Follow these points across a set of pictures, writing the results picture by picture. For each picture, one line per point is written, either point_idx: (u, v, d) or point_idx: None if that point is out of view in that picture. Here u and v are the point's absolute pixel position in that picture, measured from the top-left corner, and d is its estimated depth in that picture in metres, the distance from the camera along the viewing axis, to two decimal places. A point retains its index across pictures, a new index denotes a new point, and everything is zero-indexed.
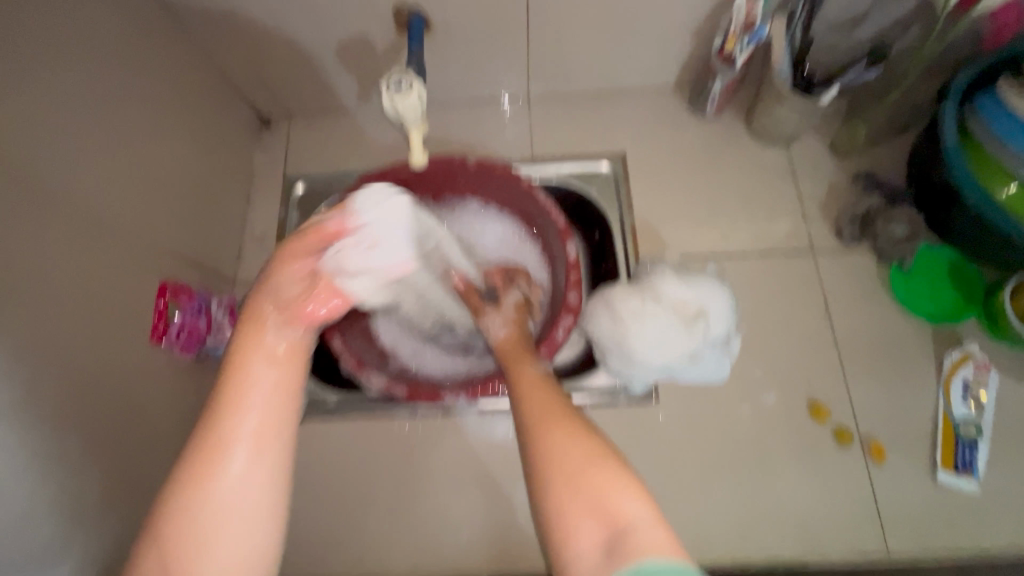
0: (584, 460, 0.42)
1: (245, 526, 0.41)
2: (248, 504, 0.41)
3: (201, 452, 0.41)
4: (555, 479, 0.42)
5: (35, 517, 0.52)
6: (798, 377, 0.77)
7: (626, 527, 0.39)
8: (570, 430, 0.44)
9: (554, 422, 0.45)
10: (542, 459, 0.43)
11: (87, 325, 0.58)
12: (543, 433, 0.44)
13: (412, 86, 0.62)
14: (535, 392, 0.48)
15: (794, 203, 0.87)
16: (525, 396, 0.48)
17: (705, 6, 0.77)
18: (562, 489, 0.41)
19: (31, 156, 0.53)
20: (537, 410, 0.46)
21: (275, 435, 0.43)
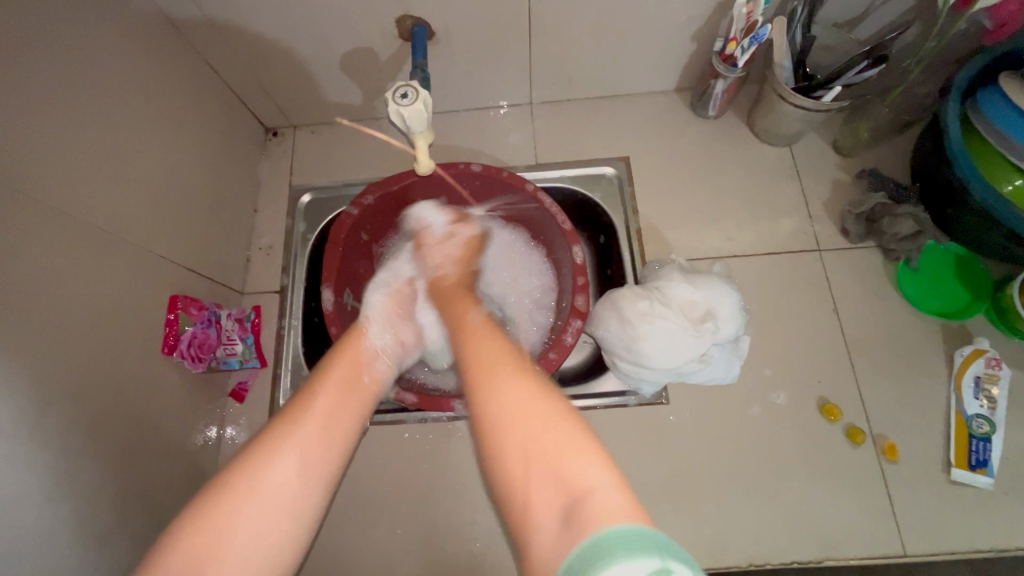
0: (539, 421, 0.40)
1: (274, 517, 0.42)
2: (288, 500, 0.43)
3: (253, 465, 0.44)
4: (510, 454, 0.40)
5: (52, 534, 0.52)
6: (809, 376, 0.77)
7: (581, 494, 0.35)
8: (516, 391, 0.42)
9: (500, 382, 0.44)
10: (489, 422, 0.42)
11: (98, 340, 0.58)
12: (485, 395, 0.43)
13: (417, 93, 0.62)
14: (481, 345, 0.49)
15: (799, 202, 0.87)
16: (466, 355, 0.49)
17: (705, 9, 0.78)
18: (515, 463, 0.39)
19: (42, 174, 0.53)
20: (483, 373, 0.45)
21: (329, 450, 0.47)
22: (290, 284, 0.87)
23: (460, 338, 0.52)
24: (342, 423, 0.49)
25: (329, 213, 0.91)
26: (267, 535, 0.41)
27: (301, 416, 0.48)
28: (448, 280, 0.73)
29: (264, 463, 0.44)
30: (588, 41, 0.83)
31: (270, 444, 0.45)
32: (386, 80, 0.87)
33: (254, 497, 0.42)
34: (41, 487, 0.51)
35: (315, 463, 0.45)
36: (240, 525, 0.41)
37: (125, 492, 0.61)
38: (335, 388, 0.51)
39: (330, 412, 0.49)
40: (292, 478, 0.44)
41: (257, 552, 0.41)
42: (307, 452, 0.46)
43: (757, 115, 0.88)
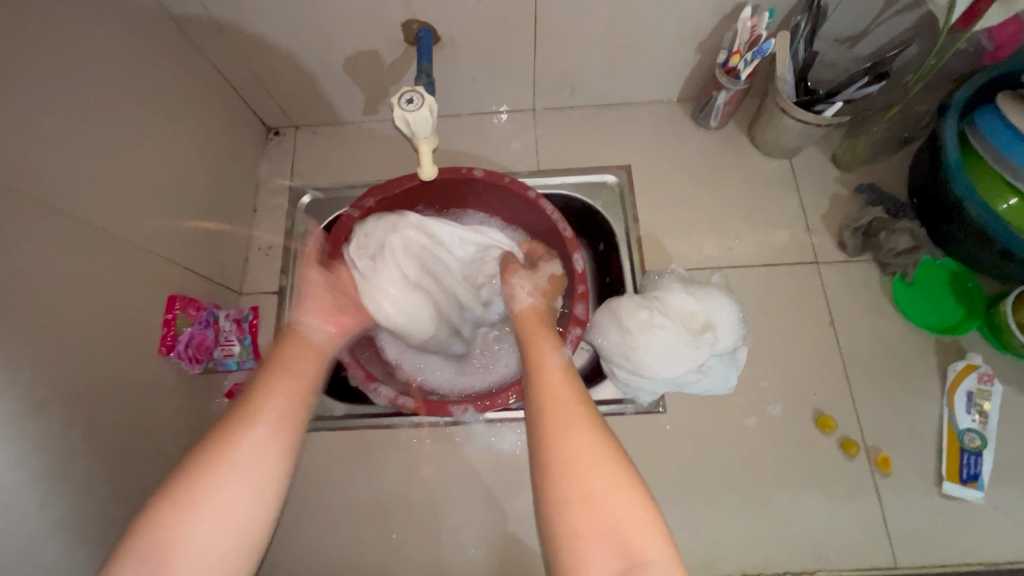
0: (608, 478, 0.43)
1: (242, 507, 0.44)
2: (241, 494, 0.44)
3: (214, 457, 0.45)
4: (574, 500, 0.43)
5: (44, 538, 0.51)
6: (805, 388, 0.78)
7: (638, 563, 0.40)
8: (592, 443, 0.45)
9: (579, 434, 0.46)
10: (560, 467, 0.44)
11: (94, 341, 0.58)
12: (559, 440, 0.46)
13: (422, 100, 0.62)
14: (562, 392, 0.51)
15: (797, 215, 0.88)
16: (547, 394, 0.51)
17: (710, 21, 0.78)
18: (580, 512, 0.42)
19: (40, 172, 0.53)
20: (563, 419, 0.48)
21: (279, 442, 0.48)
22: (288, 285, 0.87)
23: (538, 382, 0.53)
24: (291, 413, 0.51)
25: (329, 215, 0.91)
26: (224, 524, 0.43)
27: (256, 410, 0.49)
28: (534, 310, 0.71)
29: (221, 459, 0.45)
30: (593, 51, 0.83)
31: (222, 440, 0.46)
32: (390, 83, 0.87)
33: (210, 493, 0.43)
34: (35, 489, 0.50)
35: (266, 454, 0.47)
36: (199, 521, 0.42)
37: (120, 493, 0.61)
38: (287, 384, 0.53)
39: (292, 401, 0.51)
40: (244, 472, 0.45)
41: (213, 542, 0.42)
42: (257, 447, 0.47)
43: (759, 128, 0.88)
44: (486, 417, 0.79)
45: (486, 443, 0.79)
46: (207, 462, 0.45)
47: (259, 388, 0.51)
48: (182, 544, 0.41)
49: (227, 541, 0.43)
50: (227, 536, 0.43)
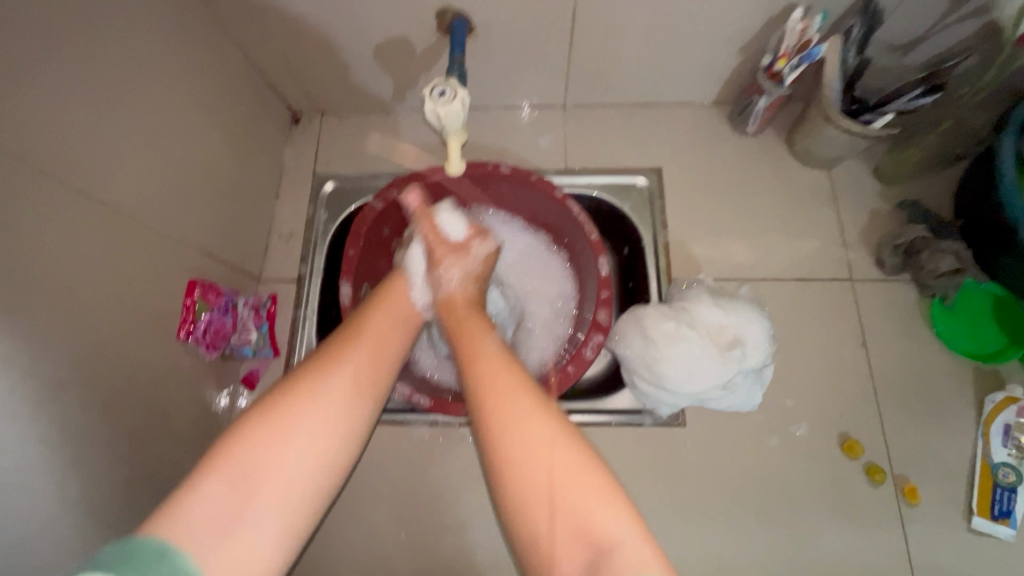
0: (569, 466, 0.41)
1: (322, 442, 0.42)
2: (335, 425, 0.43)
3: (303, 390, 0.44)
4: (528, 492, 0.41)
5: (60, 521, 0.51)
6: (832, 410, 0.75)
7: (609, 549, 0.38)
8: (540, 427, 0.42)
9: (523, 417, 0.43)
10: (507, 456, 0.42)
11: (114, 324, 0.57)
12: (505, 432, 0.43)
13: (455, 93, 0.60)
14: (498, 380, 0.46)
15: (833, 228, 0.84)
16: (484, 384, 0.46)
17: (757, 21, 0.75)
18: (536, 504, 0.40)
19: (67, 153, 0.52)
20: (507, 408, 0.44)
21: (373, 381, 0.47)
22: (307, 274, 0.86)
23: (471, 367, 0.48)
24: (382, 357, 0.50)
25: (352, 204, 0.90)
26: (309, 460, 0.42)
27: (345, 352, 0.48)
28: (462, 300, 0.63)
29: (318, 386, 0.44)
30: (630, 47, 0.80)
31: (316, 370, 0.45)
32: (419, 72, 0.85)
33: (306, 418, 0.43)
34: (53, 472, 0.50)
35: (363, 389, 0.46)
36: (292, 444, 0.41)
37: (135, 477, 0.61)
38: (377, 330, 0.52)
39: (378, 344, 0.50)
40: (337, 402, 0.44)
41: (305, 468, 0.41)
42: (352, 382, 0.46)
43: (800, 136, 0.85)
44: None
45: None
46: (305, 389, 0.44)
47: (351, 332, 0.50)
48: (278, 463, 0.41)
49: (306, 477, 0.41)
50: (317, 464, 0.42)
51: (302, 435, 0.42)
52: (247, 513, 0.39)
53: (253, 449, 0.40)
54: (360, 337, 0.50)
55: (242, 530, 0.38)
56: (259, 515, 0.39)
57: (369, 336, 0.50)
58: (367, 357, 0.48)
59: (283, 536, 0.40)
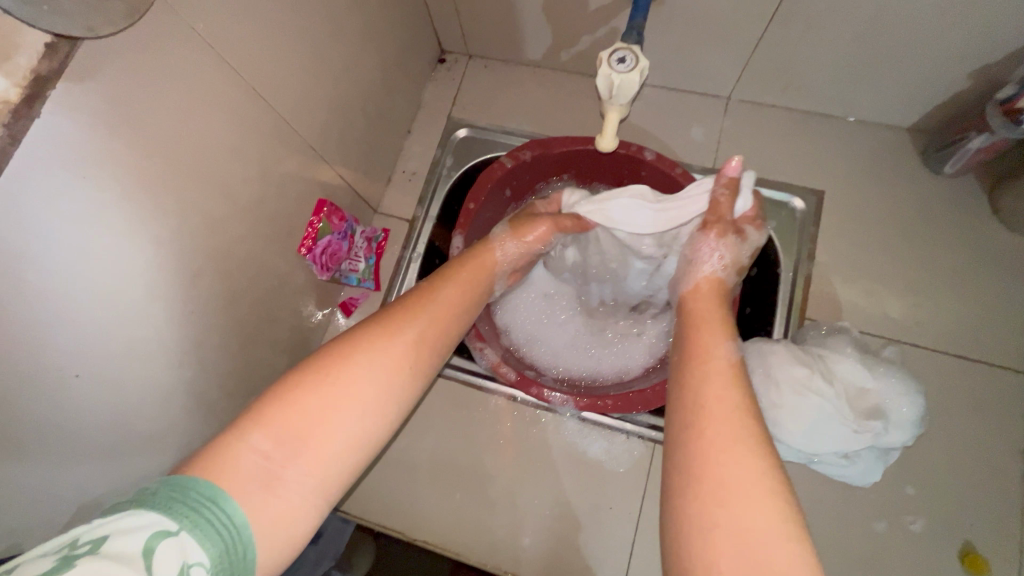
0: (766, 506, 0.36)
1: (363, 412, 0.43)
2: (387, 396, 0.45)
3: (362, 354, 0.45)
4: (704, 513, 0.37)
5: (171, 397, 0.54)
6: (959, 514, 0.65)
7: None
8: (741, 454, 0.39)
9: (729, 440, 0.40)
10: (696, 468, 0.39)
11: (250, 225, 0.59)
12: (707, 450, 0.40)
13: (637, 62, 0.54)
14: (720, 394, 0.43)
15: (1022, 309, 0.70)
16: (702, 394, 0.44)
17: (1011, 43, 0.61)
18: (713, 530, 0.36)
19: (242, 50, 0.52)
20: (722, 427, 0.41)
21: (420, 361, 0.49)
22: (421, 217, 0.85)
23: (698, 375, 0.45)
24: (436, 339, 0.52)
25: (478, 156, 0.87)
26: (352, 428, 0.42)
27: (408, 324, 0.50)
28: (714, 285, 0.59)
29: (379, 350, 0.46)
30: (836, 47, 0.69)
31: (380, 333, 0.47)
32: (585, 32, 0.79)
33: (359, 382, 0.44)
34: (174, 352, 0.53)
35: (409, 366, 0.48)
36: (342, 409, 0.42)
37: (236, 373, 0.64)
38: (438, 311, 0.53)
39: (435, 323, 0.52)
40: (398, 369, 0.47)
41: (355, 433, 0.43)
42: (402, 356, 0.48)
43: (1014, 192, 0.70)
44: (580, 415, 0.74)
45: (572, 441, 0.74)
46: (368, 349, 0.46)
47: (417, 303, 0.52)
48: (328, 423, 0.41)
49: (352, 444, 0.43)
50: (359, 436, 0.43)
51: (351, 399, 0.43)
52: (287, 469, 0.39)
53: (305, 403, 0.41)
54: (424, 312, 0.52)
55: (282, 485, 0.38)
56: (297, 475, 0.39)
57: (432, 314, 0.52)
58: (424, 334, 0.50)
59: (315, 499, 0.40)
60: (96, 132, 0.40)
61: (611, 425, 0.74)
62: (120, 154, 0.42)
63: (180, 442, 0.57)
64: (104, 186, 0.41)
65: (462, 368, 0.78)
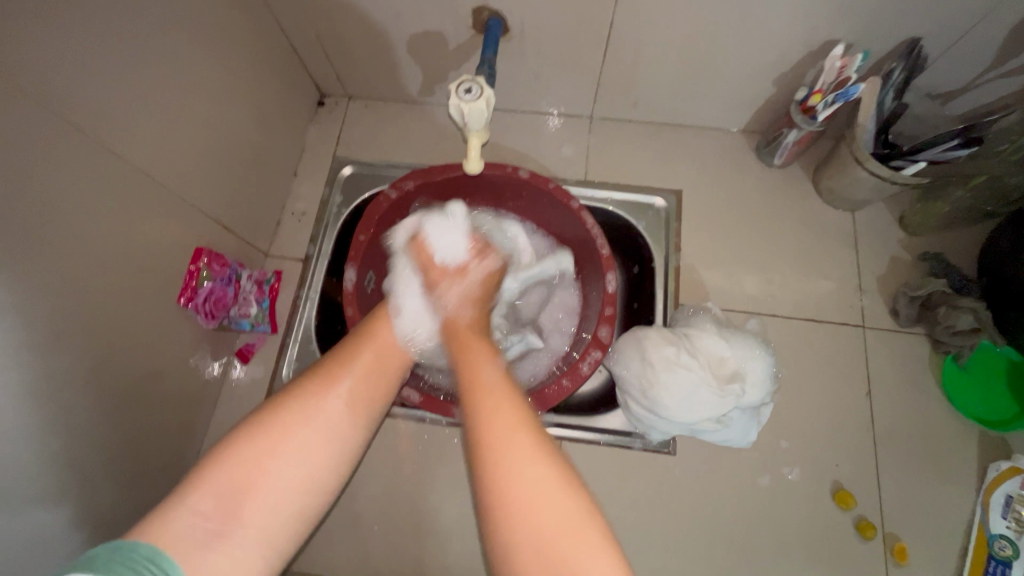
0: (560, 507, 0.39)
1: (315, 461, 0.43)
2: (330, 442, 0.44)
3: (299, 406, 0.44)
4: (508, 522, 0.39)
5: (41, 473, 0.51)
6: (826, 457, 0.73)
7: None
8: (527, 468, 0.40)
9: (516, 455, 0.41)
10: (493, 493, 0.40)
11: (118, 281, 0.57)
12: (497, 468, 0.41)
13: (481, 91, 0.60)
14: (492, 416, 0.44)
15: (850, 271, 0.82)
16: (478, 416, 0.44)
17: (797, 53, 0.73)
18: (522, 545, 0.37)
19: (92, 112, 0.52)
20: (497, 445, 0.42)
21: (368, 401, 0.49)
22: (314, 255, 0.86)
23: (470, 404, 0.46)
24: (383, 382, 0.51)
25: (367, 190, 0.90)
26: (298, 478, 0.42)
27: (348, 365, 0.50)
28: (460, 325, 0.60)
29: (320, 398, 0.45)
30: (667, 66, 0.79)
31: (322, 378, 0.47)
32: (451, 67, 0.85)
33: (305, 430, 0.43)
34: (38, 423, 0.50)
35: (359, 407, 0.48)
36: (290, 461, 0.42)
37: (119, 438, 0.61)
38: (378, 355, 0.53)
39: (376, 361, 0.52)
40: (344, 416, 0.46)
41: (298, 482, 0.42)
42: (350, 398, 0.47)
43: (827, 175, 0.83)
44: None
45: None
46: (306, 397, 0.45)
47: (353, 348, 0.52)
48: (266, 476, 0.41)
49: (295, 496, 0.41)
50: (314, 478, 0.43)
51: (296, 449, 0.42)
52: (230, 528, 0.38)
53: (241, 464, 0.40)
54: (364, 352, 0.52)
55: (229, 543, 0.38)
56: (239, 536, 0.38)
57: (369, 352, 0.52)
58: (364, 373, 0.50)
59: (261, 553, 0.39)
60: None
61: None
62: None
63: (60, 521, 0.54)
64: None
65: None
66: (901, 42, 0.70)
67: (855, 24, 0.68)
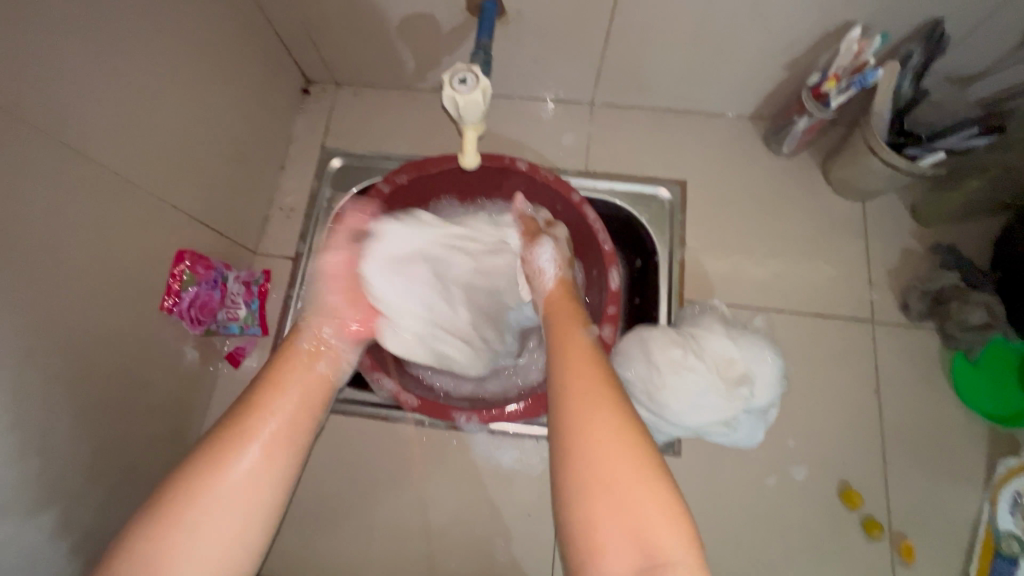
0: (631, 472, 0.39)
1: (227, 521, 0.41)
2: (240, 507, 0.42)
3: (203, 467, 0.42)
4: (595, 487, 0.39)
5: (19, 499, 0.48)
6: (834, 457, 0.72)
7: (660, 564, 0.36)
8: (613, 436, 0.40)
9: (602, 414, 0.42)
10: (580, 457, 0.40)
11: (96, 292, 0.54)
12: (586, 430, 0.41)
13: (477, 82, 0.56)
14: (586, 391, 0.44)
15: (860, 264, 0.80)
16: (568, 381, 0.45)
17: (812, 35, 0.69)
18: (601, 506, 0.38)
19: (60, 114, 0.48)
20: (594, 422, 0.41)
21: (288, 443, 0.46)
22: (305, 252, 0.82)
23: (560, 369, 0.47)
24: (301, 421, 0.47)
25: (358, 183, 0.86)
26: (212, 546, 0.40)
27: (256, 417, 0.45)
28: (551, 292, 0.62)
29: (227, 459, 0.43)
30: (674, 49, 0.74)
31: (228, 435, 0.44)
32: (445, 52, 0.80)
33: (204, 506, 0.41)
34: (12, 448, 0.47)
35: (277, 453, 0.45)
36: (191, 526, 0.40)
37: (103, 453, 0.58)
38: (290, 394, 0.48)
39: (290, 408, 0.47)
40: (250, 476, 0.43)
41: (215, 554, 0.40)
42: (258, 454, 0.44)
43: (838, 164, 0.79)
44: (489, 427, 0.75)
45: (485, 454, 0.74)
46: (211, 457, 0.43)
47: (260, 391, 0.47)
48: (177, 547, 0.39)
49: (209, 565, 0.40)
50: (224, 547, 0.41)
51: (205, 513, 0.40)
52: None
53: (156, 535, 0.39)
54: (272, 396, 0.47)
55: None
56: None
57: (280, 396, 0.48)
58: (270, 430, 0.45)
59: None
60: None
61: (520, 432, 0.75)
62: None
63: (43, 544, 0.51)
64: None
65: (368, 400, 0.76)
66: (917, 25, 0.66)
67: (876, 6, 0.64)
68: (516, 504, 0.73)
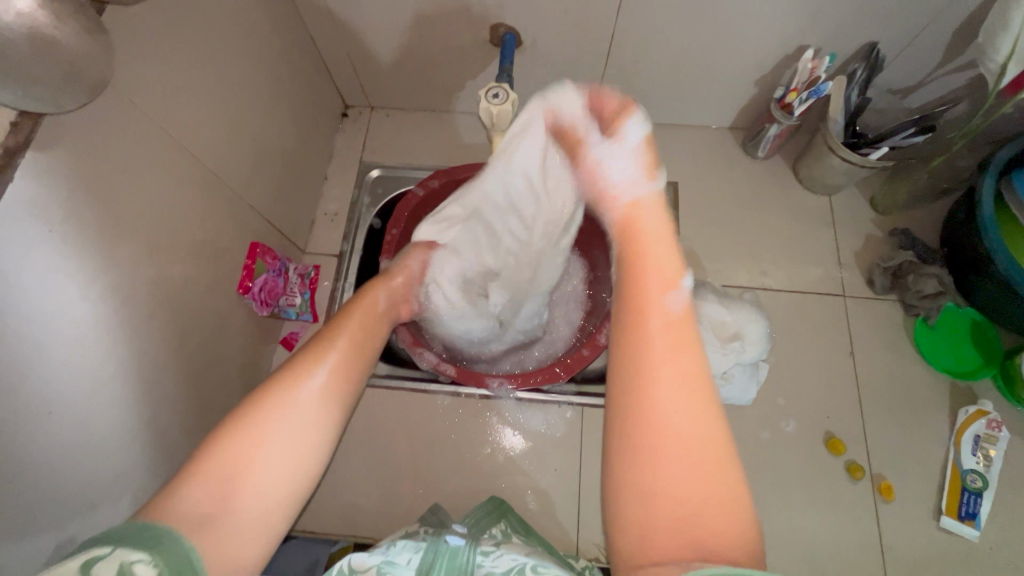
0: (707, 467, 0.35)
1: (290, 459, 0.42)
2: (304, 441, 0.43)
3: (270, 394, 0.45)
4: (658, 467, 0.36)
5: (134, 437, 0.57)
6: (819, 411, 0.82)
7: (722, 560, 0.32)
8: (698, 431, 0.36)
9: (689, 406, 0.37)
10: (648, 445, 0.36)
11: (196, 270, 0.64)
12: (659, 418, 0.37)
13: (507, 96, 0.69)
14: (674, 382, 0.37)
15: (831, 249, 0.93)
16: (652, 374, 0.38)
17: (776, 56, 0.84)
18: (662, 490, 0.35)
19: (183, 123, 0.60)
20: (676, 419, 0.37)
21: (336, 393, 0.48)
22: (348, 251, 0.94)
23: (644, 343, 0.39)
24: (348, 372, 0.51)
25: (394, 190, 0.98)
26: (282, 478, 0.41)
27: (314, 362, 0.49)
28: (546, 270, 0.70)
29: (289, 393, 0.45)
30: (663, 70, 0.89)
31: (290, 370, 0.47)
32: (469, 78, 0.94)
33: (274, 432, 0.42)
34: (132, 393, 0.56)
35: (327, 401, 0.47)
36: (268, 453, 0.41)
37: (191, 412, 0.67)
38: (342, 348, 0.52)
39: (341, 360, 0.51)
40: (310, 411, 0.45)
41: (283, 479, 0.41)
42: (319, 392, 0.47)
43: (805, 163, 0.93)
44: (517, 395, 0.85)
45: (513, 420, 0.84)
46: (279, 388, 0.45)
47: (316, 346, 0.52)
48: (254, 464, 0.40)
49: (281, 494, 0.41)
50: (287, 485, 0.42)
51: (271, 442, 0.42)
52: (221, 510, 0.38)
53: (226, 455, 0.40)
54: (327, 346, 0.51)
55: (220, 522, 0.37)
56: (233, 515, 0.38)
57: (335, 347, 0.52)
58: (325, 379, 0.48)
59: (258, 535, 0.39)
60: (57, 193, 0.45)
61: (543, 399, 0.85)
62: (88, 213, 0.48)
63: (143, 482, 0.60)
64: (77, 243, 0.47)
65: (408, 376, 0.87)
66: (861, 47, 0.81)
67: (825, 31, 0.79)
68: (544, 463, 0.82)
